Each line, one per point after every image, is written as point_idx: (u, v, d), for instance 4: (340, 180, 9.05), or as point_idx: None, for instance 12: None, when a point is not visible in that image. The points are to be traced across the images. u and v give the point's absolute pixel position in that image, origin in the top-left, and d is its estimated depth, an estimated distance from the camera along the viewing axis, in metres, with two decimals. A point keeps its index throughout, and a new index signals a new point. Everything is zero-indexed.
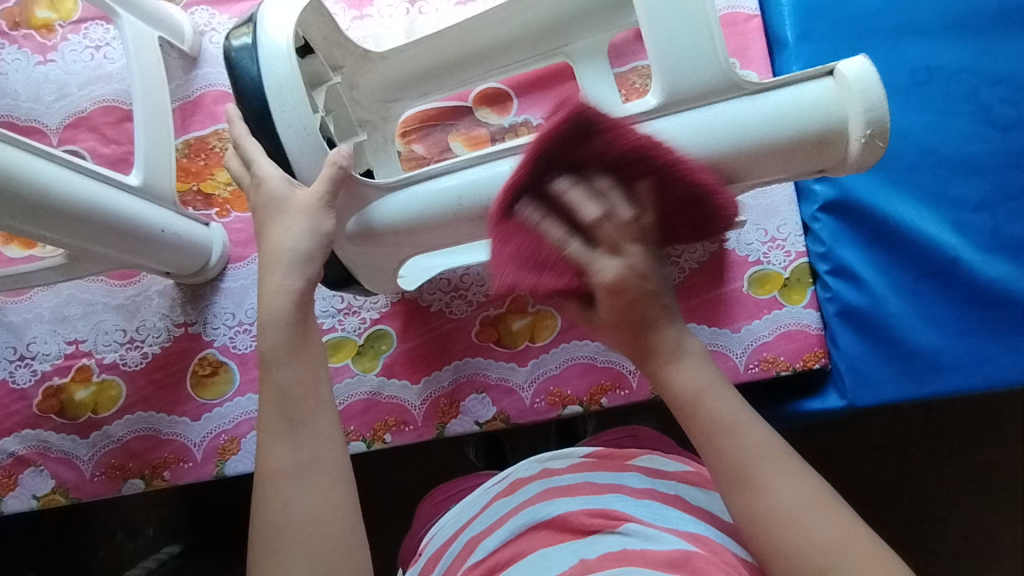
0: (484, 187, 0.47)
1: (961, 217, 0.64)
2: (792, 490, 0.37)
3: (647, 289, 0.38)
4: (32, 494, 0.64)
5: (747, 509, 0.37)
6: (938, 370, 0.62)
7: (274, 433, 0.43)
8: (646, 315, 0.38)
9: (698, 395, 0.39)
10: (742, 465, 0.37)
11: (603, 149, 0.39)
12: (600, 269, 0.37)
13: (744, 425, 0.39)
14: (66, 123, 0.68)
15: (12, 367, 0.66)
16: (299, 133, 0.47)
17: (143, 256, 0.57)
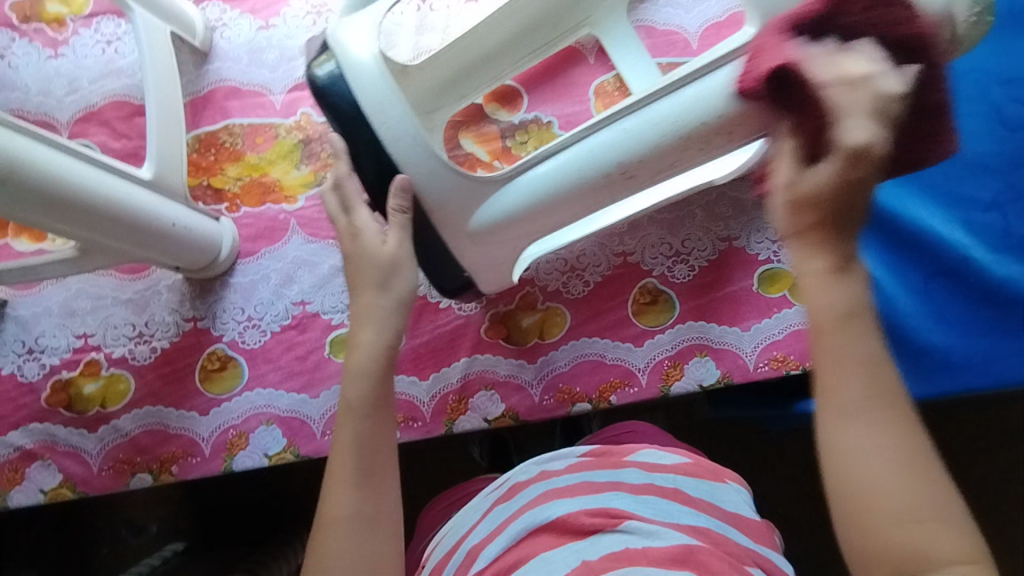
0: (639, 139, 0.47)
1: (971, 217, 0.64)
2: (888, 440, 0.36)
3: (883, 176, 0.38)
4: (38, 489, 0.64)
5: (845, 439, 0.36)
6: (948, 369, 0.62)
7: (342, 481, 0.46)
8: (887, 211, 0.38)
9: (846, 320, 0.37)
10: (864, 401, 0.36)
11: (891, 22, 0.40)
12: (851, 127, 0.37)
13: (879, 364, 0.37)
14: (76, 118, 0.68)
15: (22, 360, 0.66)
16: (409, 141, 0.47)
17: (154, 249, 0.57)
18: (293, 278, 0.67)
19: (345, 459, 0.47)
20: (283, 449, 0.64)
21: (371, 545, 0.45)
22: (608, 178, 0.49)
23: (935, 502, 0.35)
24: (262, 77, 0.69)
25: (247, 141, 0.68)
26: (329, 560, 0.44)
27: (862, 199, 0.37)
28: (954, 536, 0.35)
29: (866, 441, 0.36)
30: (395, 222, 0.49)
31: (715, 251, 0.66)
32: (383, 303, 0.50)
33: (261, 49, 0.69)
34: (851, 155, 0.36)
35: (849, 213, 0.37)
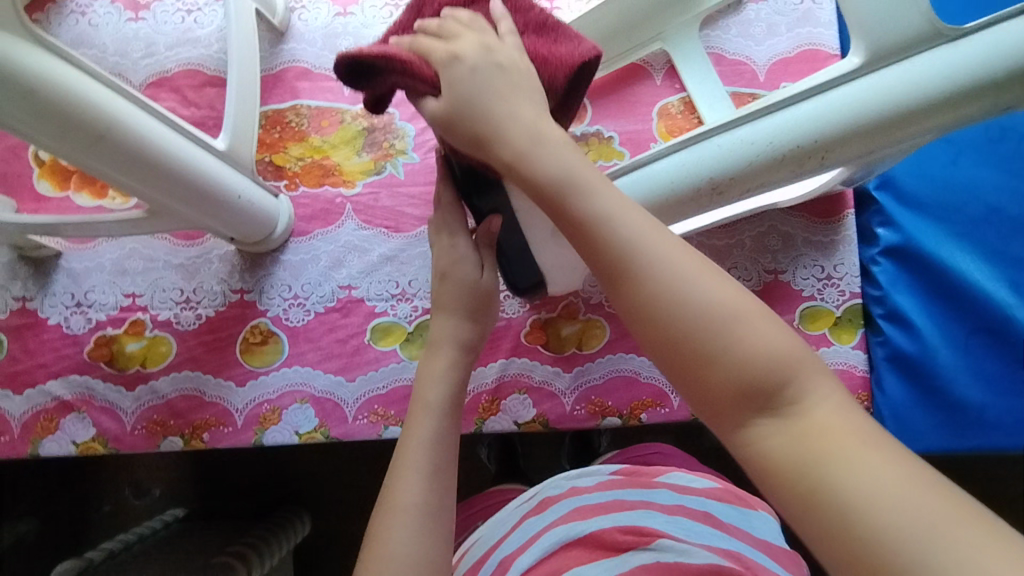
0: (729, 159, 0.44)
1: (1019, 278, 0.63)
2: (680, 260, 0.34)
3: (498, 72, 0.41)
4: (71, 440, 0.65)
5: (645, 305, 0.34)
6: (979, 426, 0.62)
7: (410, 475, 0.46)
8: (497, 105, 0.40)
9: (562, 182, 0.37)
10: (632, 243, 0.35)
11: None
12: (446, 50, 0.42)
13: (618, 217, 0.36)
14: (149, 81, 0.69)
15: (69, 313, 0.67)
16: None
17: (216, 218, 0.58)
18: (341, 262, 0.67)
19: (415, 452, 0.47)
20: (313, 429, 0.65)
21: (430, 543, 0.44)
22: (697, 195, 0.46)
23: (743, 307, 0.33)
24: (334, 61, 0.70)
25: (312, 123, 0.69)
26: (390, 544, 0.43)
27: (506, 91, 0.41)
28: (771, 327, 0.33)
29: (646, 276, 0.34)
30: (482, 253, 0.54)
31: (760, 282, 0.67)
32: (459, 327, 0.52)
33: (336, 35, 0.70)
34: (446, 58, 0.42)
35: (490, 107, 0.40)
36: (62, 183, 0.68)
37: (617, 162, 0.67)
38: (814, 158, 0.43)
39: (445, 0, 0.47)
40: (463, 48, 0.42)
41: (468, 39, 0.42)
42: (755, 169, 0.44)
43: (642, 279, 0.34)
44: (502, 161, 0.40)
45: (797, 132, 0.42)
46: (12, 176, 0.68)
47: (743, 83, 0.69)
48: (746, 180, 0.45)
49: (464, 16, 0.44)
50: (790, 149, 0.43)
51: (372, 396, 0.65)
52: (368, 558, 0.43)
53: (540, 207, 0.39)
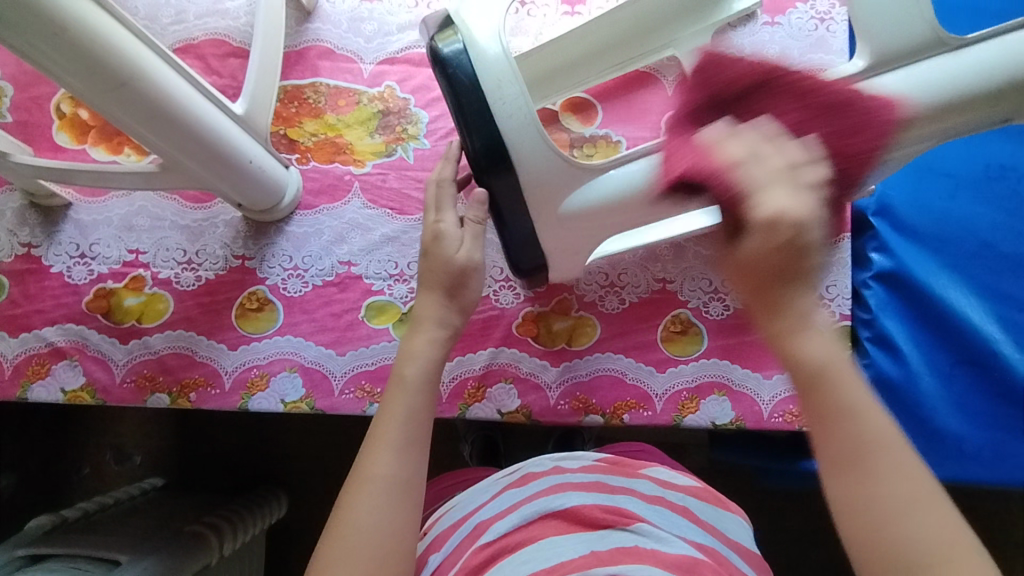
0: None
1: (1007, 314, 0.65)
2: (899, 484, 0.37)
3: (796, 239, 0.37)
4: (60, 387, 0.66)
5: (842, 489, 0.38)
6: (958, 457, 0.63)
7: (382, 445, 0.47)
8: (791, 265, 0.37)
9: (820, 370, 0.38)
10: (872, 440, 0.38)
11: (749, 79, 0.43)
12: (760, 203, 0.37)
13: (866, 413, 0.38)
14: (175, 47, 0.71)
15: (71, 263, 0.68)
16: (520, 121, 0.48)
17: (227, 179, 0.59)
18: (344, 238, 0.69)
19: (390, 423, 0.48)
20: (299, 398, 0.66)
21: (395, 508, 0.45)
22: None
23: (949, 536, 0.37)
24: (357, 44, 0.72)
25: (329, 102, 0.71)
26: (358, 515, 0.44)
27: (803, 257, 0.37)
28: (952, 536, 0.37)
29: (873, 489, 0.37)
30: (470, 230, 0.54)
31: None
32: (443, 309, 0.53)
33: (361, 19, 0.72)
34: (772, 219, 0.37)
35: (787, 275, 0.38)
36: (80, 137, 0.70)
37: None
38: None
39: (739, 79, 0.43)
40: (802, 211, 0.37)
41: (797, 188, 0.38)
42: None
43: (842, 444, 0.38)
44: (769, 313, 0.39)
45: None
46: (32, 125, 0.69)
47: None
48: None
49: (776, 139, 0.40)
50: None
51: (360, 371, 0.66)
52: (333, 530, 0.44)
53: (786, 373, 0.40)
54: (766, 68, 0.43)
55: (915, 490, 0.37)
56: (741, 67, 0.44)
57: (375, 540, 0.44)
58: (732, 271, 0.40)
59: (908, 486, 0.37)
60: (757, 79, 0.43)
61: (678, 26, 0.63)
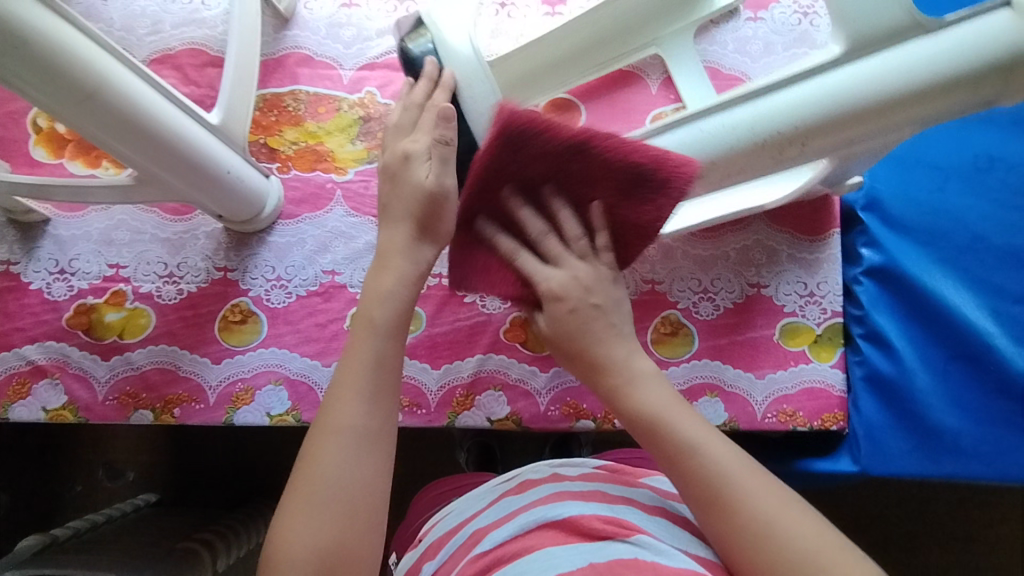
0: (709, 141, 0.48)
1: (1000, 307, 0.64)
2: (759, 501, 0.41)
3: (590, 300, 0.47)
4: (41, 406, 0.65)
5: (712, 524, 0.42)
6: (955, 454, 0.62)
7: (349, 394, 0.45)
8: (585, 326, 0.47)
9: (654, 417, 0.45)
10: (720, 472, 0.42)
11: (543, 146, 0.44)
12: (543, 278, 0.47)
13: (704, 446, 0.43)
14: (152, 58, 0.70)
15: (51, 279, 0.67)
16: (492, 122, 0.48)
17: (204, 191, 0.58)
18: (327, 247, 0.68)
19: (355, 374, 0.45)
20: (285, 411, 0.64)
21: (363, 459, 0.43)
22: None
23: (822, 545, 0.40)
24: (336, 51, 0.71)
25: (308, 109, 0.70)
26: (324, 467, 0.43)
27: (594, 321, 0.47)
28: (824, 540, 0.40)
29: (737, 511, 0.41)
30: (435, 152, 0.46)
31: (742, 294, 0.67)
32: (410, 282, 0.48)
33: (340, 25, 0.71)
34: (554, 293, 0.47)
35: (574, 342, 0.47)
36: (57, 151, 0.69)
37: None
38: (793, 145, 0.48)
39: (534, 145, 0.43)
40: (572, 274, 0.47)
41: (570, 260, 0.48)
42: (736, 153, 0.48)
43: (695, 475, 0.43)
44: (594, 373, 0.47)
45: (777, 120, 0.47)
46: (8, 140, 0.68)
47: None
48: (729, 163, 0.49)
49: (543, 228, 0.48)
50: (769, 136, 0.47)
51: None
52: (299, 481, 0.43)
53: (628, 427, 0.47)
54: (579, 140, 0.43)
55: (775, 501, 0.41)
56: (555, 132, 0.43)
57: (344, 492, 0.42)
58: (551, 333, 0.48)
59: (767, 499, 0.41)
60: (566, 143, 0.44)
61: (660, 23, 0.63)
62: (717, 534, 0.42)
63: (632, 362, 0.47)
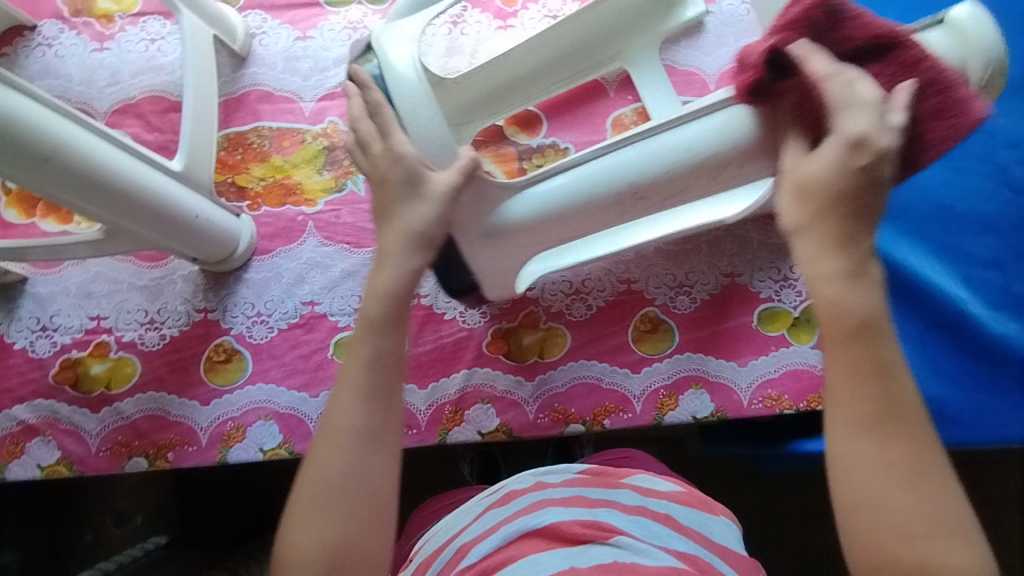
0: (628, 171, 0.51)
1: (971, 272, 0.65)
2: (914, 449, 0.38)
3: (864, 160, 0.40)
4: (36, 464, 0.65)
5: (854, 451, 0.38)
6: (942, 422, 0.62)
7: (348, 394, 0.45)
8: (876, 202, 0.41)
9: (870, 317, 0.39)
10: (905, 408, 0.38)
11: (843, 37, 0.44)
12: (845, 120, 0.41)
13: (899, 375, 0.39)
14: (113, 109, 0.70)
15: (34, 337, 0.68)
16: (436, 143, 0.49)
17: (176, 238, 0.59)
18: (304, 279, 0.68)
19: (354, 370, 0.45)
20: (277, 445, 0.65)
21: (367, 462, 0.44)
22: (620, 199, 0.52)
23: (954, 536, 0.37)
24: (295, 84, 0.72)
25: (273, 144, 0.70)
26: (326, 469, 0.43)
27: (877, 193, 0.41)
28: (957, 533, 0.37)
29: (901, 448, 0.38)
30: (461, 163, 0.48)
31: (717, 285, 0.68)
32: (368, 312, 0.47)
33: (297, 58, 0.72)
34: (853, 142, 0.40)
35: (859, 201, 0.41)
36: (28, 210, 0.69)
37: None
38: (730, 167, 0.50)
39: (832, 42, 0.44)
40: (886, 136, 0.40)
41: (874, 108, 0.41)
42: (675, 176, 0.51)
43: (881, 394, 0.38)
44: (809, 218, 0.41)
45: (711, 147, 0.49)
46: None
47: (694, 93, 0.70)
48: (666, 185, 0.51)
49: (865, 84, 0.42)
50: (705, 161, 0.49)
51: None
52: (304, 487, 0.44)
53: (832, 324, 0.40)
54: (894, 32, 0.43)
55: (924, 462, 0.38)
56: (877, 22, 0.43)
57: (349, 492, 0.43)
58: (793, 190, 0.43)
59: (914, 457, 0.38)
60: (875, 38, 0.43)
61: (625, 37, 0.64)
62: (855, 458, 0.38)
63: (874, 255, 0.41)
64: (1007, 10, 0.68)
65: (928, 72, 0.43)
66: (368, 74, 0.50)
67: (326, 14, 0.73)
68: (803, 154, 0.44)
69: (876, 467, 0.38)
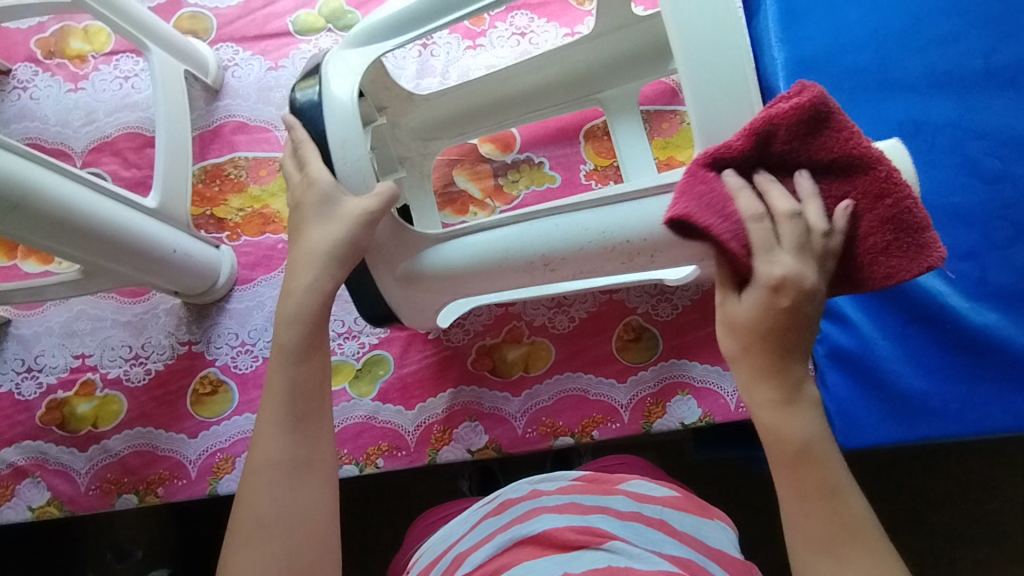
0: (544, 241, 0.51)
1: (948, 265, 0.65)
2: (870, 564, 0.42)
3: (800, 293, 0.41)
4: (27, 506, 0.65)
5: (816, 570, 0.42)
6: (927, 415, 0.63)
7: (275, 427, 0.48)
8: (794, 340, 0.42)
9: (807, 445, 0.43)
10: (855, 525, 0.42)
11: (824, 147, 0.40)
12: (768, 265, 0.41)
13: (844, 494, 0.43)
14: (90, 147, 0.71)
15: (20, 379, 0.68)
16: (355, 173, 0.49)
17: (154, 274, 0.59)
18: None
19: (272, 403, 0.49)
20: None
21: (301, 487, 0.48)
22: (530, 265, 0.52)
23: None
24: (269, 113, 0.72)
25: (250, 174, 0.71)
26: (258, 503, 0.47)
27: (802, 328, 0.42)
28: None
29: (855, 566, 0.42)
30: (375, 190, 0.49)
31: (698, 290, 0.68)
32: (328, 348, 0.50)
33: (269, 88, 0.73)
34: (774, 285, 0.41)
35: (788, 340, 0.42)
36: (9, 252, 0.70)
37: (548, 186, 0.70)
38: (644, 254, 0.50)
39: (799, 149, 0.41)
40: (810, 278, 0.40)
41: (807, 252, 0.40)
42: (587, 253, 0.50)
43: (830, 514, 0.43)
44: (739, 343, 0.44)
45: (624, 231, 0.48)
46: None
47: (665, 102, 0.69)
48: (579, 261, 0.51)
49: (813, 212, 0.41)
50: (617, 244, 0.49)
51: None
52: (238, 526, 0.47)
53: (774, 452, 0.44)
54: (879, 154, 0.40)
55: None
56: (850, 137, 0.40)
57: (285, 520, 0.46)
58: (725, 327, 0.44)
59: (876, 572, 0.41)
60: (837, 158, 0.40)
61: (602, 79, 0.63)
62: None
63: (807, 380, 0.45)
64: (970, 4, 0.69)
65: (891, 205, 0.40)
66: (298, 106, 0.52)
67: (297, 43, 0.73)
68: (731, 291, 0.44)
69: None
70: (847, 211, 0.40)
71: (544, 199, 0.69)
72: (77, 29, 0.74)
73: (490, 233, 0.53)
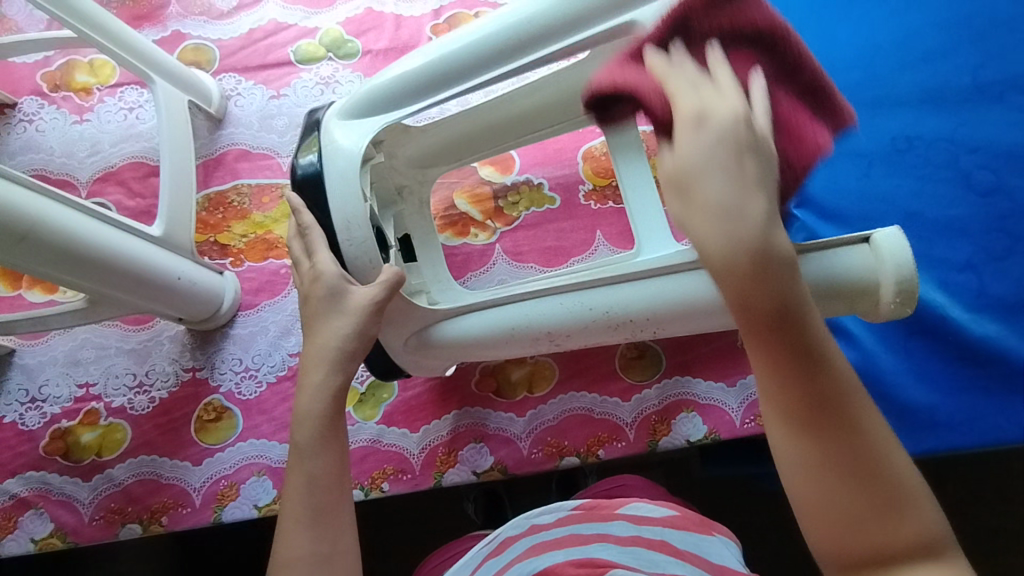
0: (550, 319, 0.54)
1: (947, 278, 0.65)
2: (855, 433, 0.38)
3: (731, 120, 0.42)
4: (30, 538, 0.64)
5: (791, 445, 0.38)
6: (932, 428, 0.62)
7: (297, 527, 0.48)
8: (737, 129, 0.41)
9: (783, 307, 0.39)
10: (837, 394, 0.38)
11: (736, 21, 0.46)
12: (688, 97, 0.43)
13: (827, 358, 0.39)
14: (95, 177, 0.72)
15: (24, 409, 0.68)
16: (366, 261, 0.51)
17: (159, 301, 0.60)
18: (290, 330, 0.68)
19: (298, 494, 0.49)
20: (272, 500, 0.64)
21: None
22: (536, 340, 0.56)
23: (911, 512, 0.37)
24: (271, 141, 0.73)
25: (253, 201, 0.72)
26: None
27: (743, 151, 0.41)
28: (917, 507, 0.37)
29: (840, 432, 0.38)
30: (385, 280, 0.50)
31: None
32: (331, 376, 0.50)
33: (271, 116, 0.74)
34: (701, 122, 0.42)
35: (729, 176, 0.40)
36: (14, 283, 0.70)
37: (548, 207, 0.71)
38: (648, 331, 0.54)
39: (716, 26, 0.46)
40: (726, 105, 0.42)
41: (730, 89, 0.43)
42: (592, 329, 0.54)
43: (813, 383, 0.38)
44: (677, 189, 0.42)
45: (629, 310, 0.52)
46: None
47: None
48: (581, 335, 0.55)
49: (725, 73, 0.44)
50: (623, 321, 0.53)
51: None
52: None
53: (744, 313, 0.39)
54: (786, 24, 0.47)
55: (874, 439, 0.38)
56: (758, 21, 0.46)
57: None
58: (671, 187, 0.42)
59: (863, 438, 0.38)
60: (753, 29, 0.46)
61: None
62: (800, 450, 0.38)
63: (775, 230, 0.40)
64: (957, 23, 0.71)
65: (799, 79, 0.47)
66: (296, 193, 0.52)
67: (298, 71, 0.75)
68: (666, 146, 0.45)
69: (818, 467, 0.38)
70: (760, 78, 0.45)
71: (544, 219, 0.70)
72: (82, 62, 0.76)
73: (499, 309, 0.55)
